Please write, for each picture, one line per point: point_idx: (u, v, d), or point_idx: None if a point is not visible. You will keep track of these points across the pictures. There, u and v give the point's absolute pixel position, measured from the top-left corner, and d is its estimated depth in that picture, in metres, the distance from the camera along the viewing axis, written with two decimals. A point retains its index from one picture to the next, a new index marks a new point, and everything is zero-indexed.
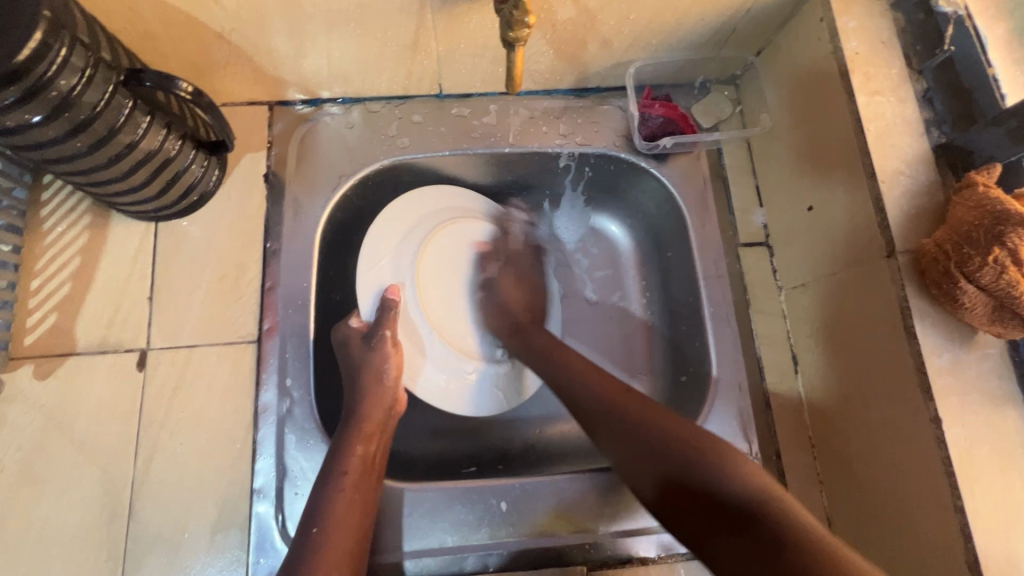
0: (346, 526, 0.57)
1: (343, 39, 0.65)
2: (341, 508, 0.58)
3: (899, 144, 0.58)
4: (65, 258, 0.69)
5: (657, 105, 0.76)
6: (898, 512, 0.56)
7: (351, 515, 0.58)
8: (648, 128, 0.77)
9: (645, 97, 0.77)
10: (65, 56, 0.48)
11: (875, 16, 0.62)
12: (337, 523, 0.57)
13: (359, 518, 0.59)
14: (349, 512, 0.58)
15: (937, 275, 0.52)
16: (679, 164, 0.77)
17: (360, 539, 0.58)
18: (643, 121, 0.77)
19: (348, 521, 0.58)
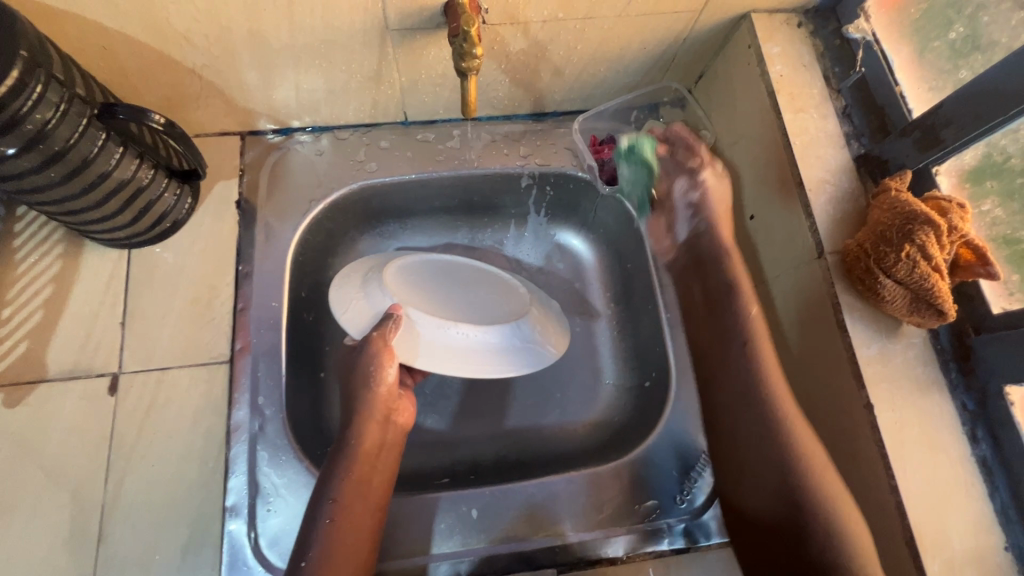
0: (345, 561, 0.57)
1: (310, 72, 0.69)
2: (336, 544, 0.57)
3: (823, 155, 0.64)
4: (37, 287, 0.70)
5: (607, 149, 0.81)
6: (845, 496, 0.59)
7: (350, 548, 0.58)
8: (607, 173, 0.82)
9: (593, 143, 0.82)
10: (41, 92, 0.51)
11: (796, 42, 0.69)
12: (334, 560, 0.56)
13: (358, 549, 0.58)
14: (349, 546, 0.58)
15: (861, 272, 0.57)
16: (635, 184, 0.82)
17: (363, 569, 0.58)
18: (600, 167, 0.82)
19: (345, 557, 0.57)
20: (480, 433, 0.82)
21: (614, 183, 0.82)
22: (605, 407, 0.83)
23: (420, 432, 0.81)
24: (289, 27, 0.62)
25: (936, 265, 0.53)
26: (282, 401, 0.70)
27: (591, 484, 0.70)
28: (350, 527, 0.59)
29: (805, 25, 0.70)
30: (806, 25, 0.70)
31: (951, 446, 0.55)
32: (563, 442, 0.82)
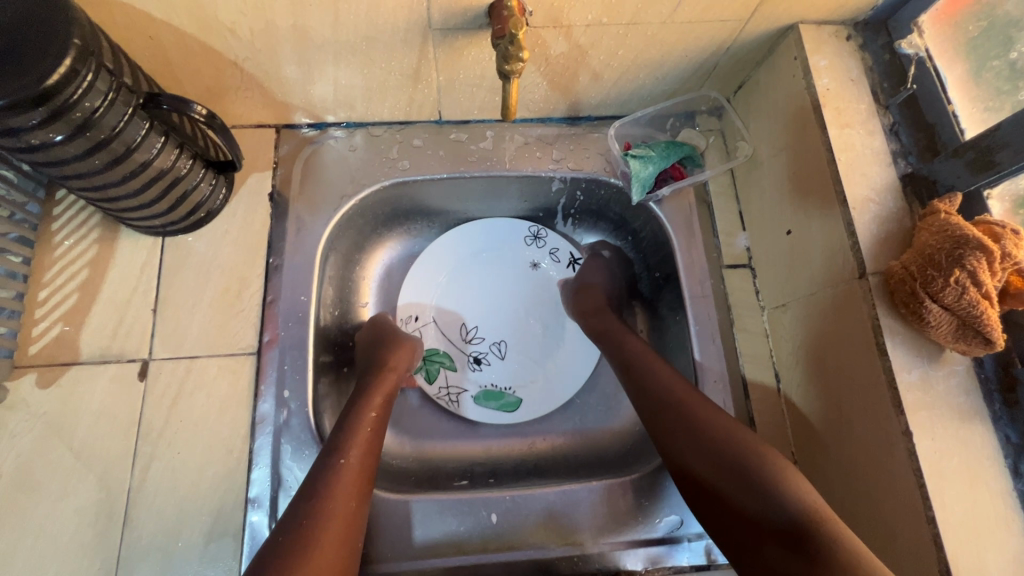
0: (346, 496, 0.57)
1: (349, 68, 0.69)
2: (342, 476, 0.58)
3: (868, 173, 0.62)
4: (73, 270, 0.71)
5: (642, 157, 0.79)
6: (876, 526, 0.57)
7: (352, 485, 0.58)
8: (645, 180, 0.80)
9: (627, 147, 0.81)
10: (91, 81, 0.51)
11: (844, 56, 0.67)
12: (334, 492, 0.57)
13: (358, 490, 0.58)
14: (351, 480, 0.58)
15: (904, 295, 0.55)
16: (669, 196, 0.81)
17: (359, 515, 0.58)
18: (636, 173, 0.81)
19: (346, 489, 0.57)
20: (499, 437, 0.82)
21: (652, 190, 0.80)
22: (626, 417, 0.83)
23: (439, 432, 0.81)
24: (333, 23, 0.61)
25: (985, 292, 0.52)
26: (307, 395, 0.70)
27: (610, 496, 0.70)
28: (354, 463, 0.60)
29: (855, 38, 0.68)
30: (855, 38, 0.68)
31: (993, 479, 0.54)
32: (581, 450, 0.81)
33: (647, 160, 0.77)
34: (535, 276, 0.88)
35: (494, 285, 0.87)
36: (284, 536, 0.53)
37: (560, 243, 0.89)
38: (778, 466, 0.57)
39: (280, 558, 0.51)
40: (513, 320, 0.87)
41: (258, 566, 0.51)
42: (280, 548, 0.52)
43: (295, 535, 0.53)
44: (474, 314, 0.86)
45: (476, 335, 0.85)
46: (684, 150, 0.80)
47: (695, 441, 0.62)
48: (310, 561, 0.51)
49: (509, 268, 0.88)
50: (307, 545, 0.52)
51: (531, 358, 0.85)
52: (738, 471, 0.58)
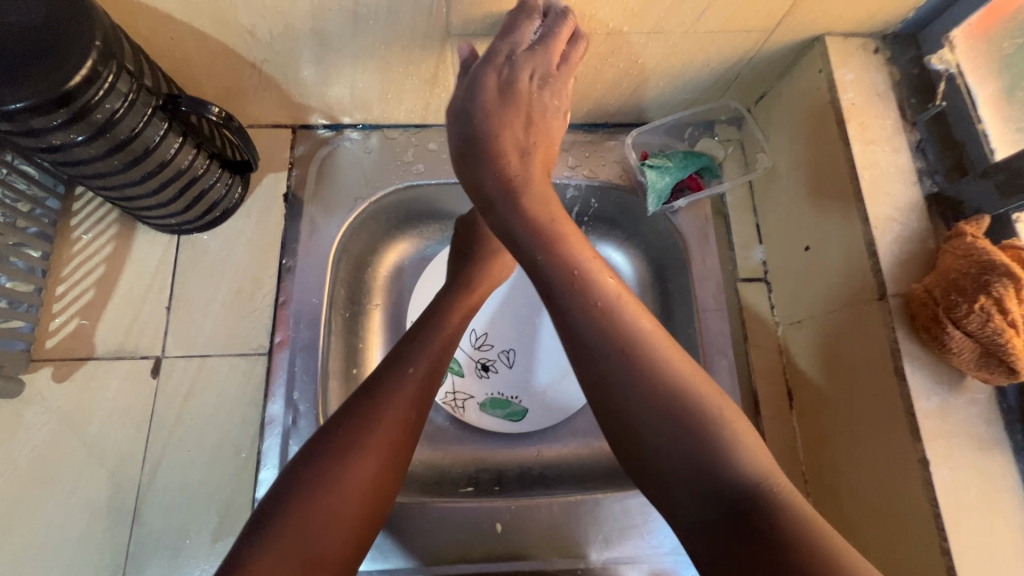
0: (403, 408, 0.56)
1: (366, 71, 0.69)
2: (404, 386, 0.57)
3: (892, 191, 0.61)
4: (90, 266, 0.72)
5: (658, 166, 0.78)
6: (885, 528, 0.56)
7: (411, 400, 0.57)
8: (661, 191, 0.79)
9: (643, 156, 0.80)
10: (112, 83, 0.52)
11: (871, 69, 0.65)
12: (390, 404, 0.56)
13: (416, 405, 0.58)
14: (411, 392, 0.58)
15: (926, 319, 0.54)
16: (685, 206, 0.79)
17: (413, 431, 0.57)
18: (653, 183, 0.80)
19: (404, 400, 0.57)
20: (505, 444, 0.81)
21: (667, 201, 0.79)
22: None
23: (446, 437, 0.81)
24: (352, 27, 0.61)
25: (1011, 320, 0.50)
26: (316, 397, 0.70)
27: (615, 510, 0.69)
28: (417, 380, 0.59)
29: (883, 52, 0.66)
30: (883, 51, 0.66)
31: (1011, 512, 0.52)
32: (587, 460, 0.81)
33: (663, 170, 0.77)
34: None
35: (508, 292, 0.87)
36: (340, 427, 0.53)
37: None
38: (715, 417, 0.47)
39: (326, 453, 0.52)
40: (524, 328, 0.86)
41: (307, 452, 0.52)
42: (326, 447, 0.52)
43: (348, 430, 0.53)
44: (486, 321, 0.86)
45: (485, 342, 0.85)
46: (702, 161, 0.79)
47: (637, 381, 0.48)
48: (355, 464, 0.52)
49: (521, 277, 0.87)
50: (353, 445, 0.52)
51: (541, 366, 0.84)
52: (686, 452, 0.46)
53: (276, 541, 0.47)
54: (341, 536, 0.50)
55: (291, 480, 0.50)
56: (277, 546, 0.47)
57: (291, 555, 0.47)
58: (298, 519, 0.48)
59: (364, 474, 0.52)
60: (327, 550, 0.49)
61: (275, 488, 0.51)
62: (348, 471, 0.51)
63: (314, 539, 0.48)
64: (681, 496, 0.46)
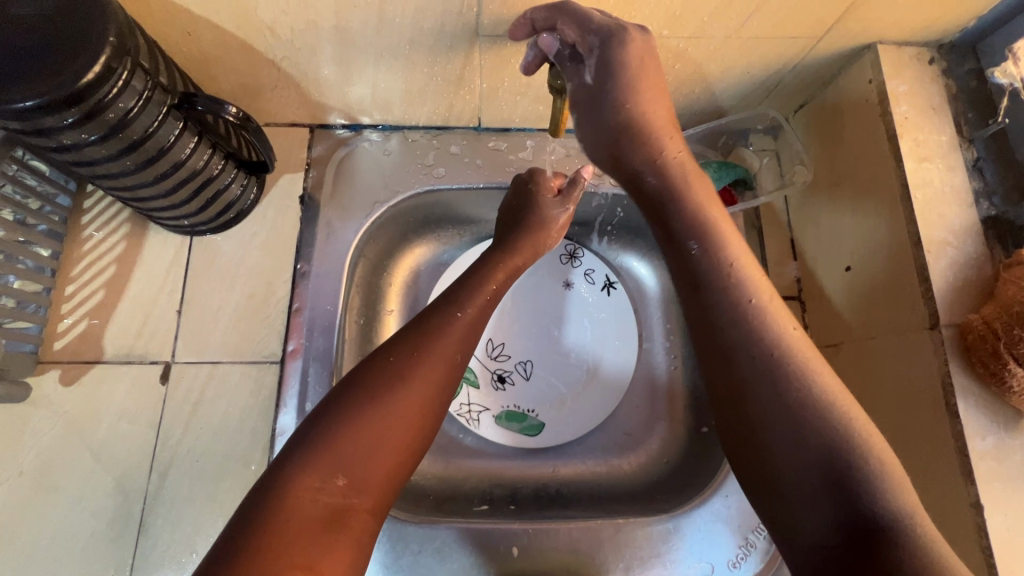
0: (452, 345, 0.53)
1: (389, 71, 0.66)
2: (454, 326, 0.54)
3: (947, 213, 0.57)
4: (101, 266, 0.70)
5: None
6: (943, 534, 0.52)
7: (460, 339, 0.54)
8: None
9: None
10: (127, 80, 0.49)
11: (925, 80, 0.61)
12: (444, 338, 0.53)
13: (463, 346, 0.55)
14: (461, 331, 0.55)
15: (984, 354, 0.50)
16: None
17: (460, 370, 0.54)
18: None
19: (453, 338, 0.54)
20: (522, 460, 0.79)
21: None
22: (654, 447, 0.79)
23: (460, 452, 0.78)
24: (377, 25, 0.58)
25: None
26: None
27: (638, 537, 0.66)
28: (467, 323, 0.56)
29: (938, 62, 0.62)
30: (938, 62, 0.63)
31: None
32: (606, 479, 0.78)
33: None
34: (568, 295, 0.83)
35: (525, 301, 0.83)
36: (390, 357, 0.50)
37: (597, 265, 0.84)
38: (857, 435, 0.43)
39: (376, 378, 0.48)
40: (541, 339, 0.82)
41: (356, 375, 0.49)
42: (381, 371, 0.49)
43: (399, 358, 0.50)
44: (503, 331, 0.82)
45: (501, 352, 0.82)
46: (737, 172, 0.75)
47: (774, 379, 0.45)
48: (403, 391, 0.48)
49: (540, 286, 0.84)
50: (402, 377, 0.49)
51: (559, 380, 0.81)
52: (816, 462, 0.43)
53: (321, 462, 0.43)
54: (385, 468, 0.46)
55: (338, 403, 0.47)
56: (323, 466, 0.43)
57: (338, 478, 0.43)
58: (345, 442, 0.44)
59: (413, 404, 0.48)
60: (372, 478, 0.45)
61: (322, 407, 0.47)
62: (398, 399, 0.48)
63: (361, 463, 0.44)
64: (804, 510, 0.43)
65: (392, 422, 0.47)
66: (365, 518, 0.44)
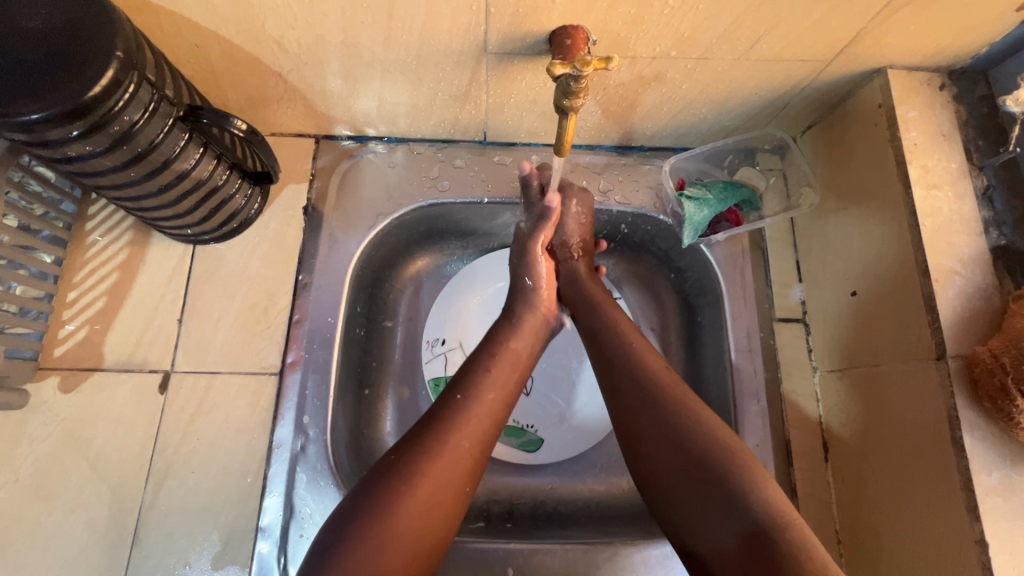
0: (463, 438, 0.54)
1: (396, 85, 0.66)
2: (463, 416, 0.55)
3: (955, 242, 0.56)
4: (103, 273, 0.70)
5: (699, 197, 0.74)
6: None
7: (472, 434, 0.55)
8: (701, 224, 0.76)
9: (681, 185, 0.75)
10: (133, 93, 0.49)
11: (935, 107, 0.61)
12: (452, 431, 0.54)
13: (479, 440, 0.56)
14: (475, 421, 0.56)
15: (991, 388, 0.49)
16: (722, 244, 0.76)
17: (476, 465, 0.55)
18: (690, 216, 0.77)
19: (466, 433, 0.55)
20: (519, 476, 0.78)
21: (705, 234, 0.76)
22: None
23: None
24: (385, 41, 0.58)
25: None
26: (327, 422, 0.68)
27: (635, 561, 0.65)
28: (481, 412, 0.56)
29: (949, 88, 0.62)
30: (949, 87, 0.62)
31: None
32: (604, 499, 0.77)
33: (702, 202, 0.73)
34: None
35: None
36: (395, 459, 0.52)
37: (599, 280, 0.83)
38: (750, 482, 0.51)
39: (384, 481, 0.51)
40: (542, 353, 0.82)
41: (368, 477, 0.52)
42: (384, 473, 0.51)
43: (405, 459, 0.52)
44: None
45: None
46: (742, 193, 0.75)
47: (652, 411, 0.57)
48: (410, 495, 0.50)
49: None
50: (406, 481, 0.51)
51: (560, 394, 0.80)
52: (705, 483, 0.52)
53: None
54: (395, 572, 0.48)
55: (351, 510, 0.49)
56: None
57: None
58: (352, 553, 0.47)
59: (420, 505, 0.50)
60: None
61: (338, 512, 0.50)
62: (403, 502, 0.50)
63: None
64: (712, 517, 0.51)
65: (399, 527, 0.49)
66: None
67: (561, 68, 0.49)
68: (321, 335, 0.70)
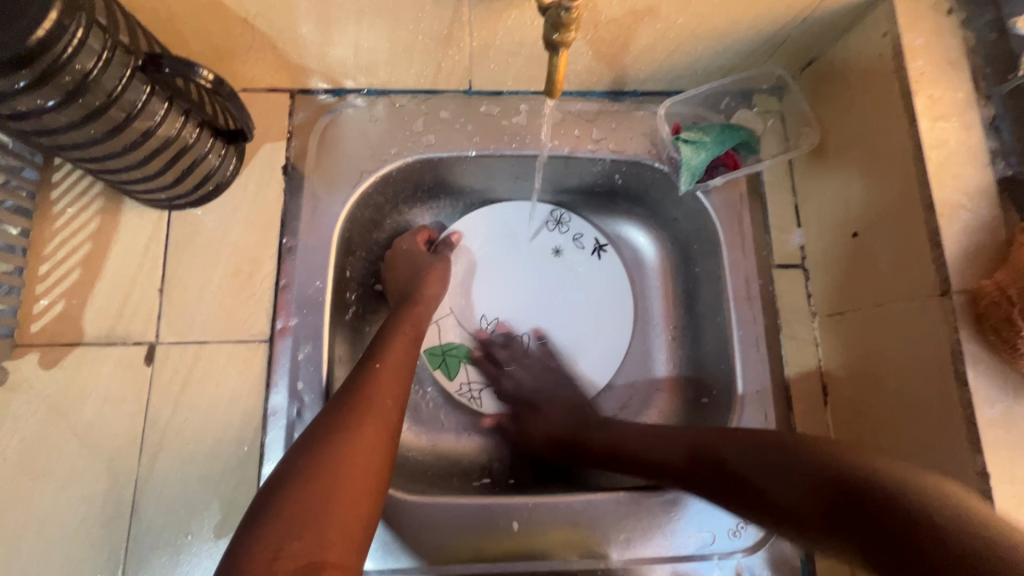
0: (383, 394, 0.56)
1: (372, 28, 0.61)
2: (380, 377, 0.58)
3: (961, 174, 0.54)
4: (75, 243, 0.66)
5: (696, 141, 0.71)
6: None
7: (387, 387, 0.58)
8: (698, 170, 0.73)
9: (676, 130, 0.72)
10: (82, 38, 0.45)
11: (943, 33, 0.58)
12: (376, 391, 0.56)
13: (396, 390, 0.58)
14: (391, 382, 0.58)
15: (997, 321, 0.49)
16: (719, 192, 0.74)
17: (397, 420, 0.56)
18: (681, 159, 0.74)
19: (381, 392, 0.57)
20: None
21: (702, 180, 0.73)
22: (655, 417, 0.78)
23: (457, 427, 0.77)
24: None
25: None
26: (322, 387, 0.66)
27: (637, 510, 0.66)
28: (394, 373, 0.60)
29: (957, 13, 0.59)
30: (957, 12, 0.59)
31: None
32: None
33: (699, 145, 0.70)
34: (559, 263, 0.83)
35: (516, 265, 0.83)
36: (324, 419, 0.53)
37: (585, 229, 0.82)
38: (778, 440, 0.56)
39: (320, 441, 0.51)
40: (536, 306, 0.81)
41: (303, 442, 0.51)
42: (321, 432, 0.52)
43: (335, 420, 0.53)
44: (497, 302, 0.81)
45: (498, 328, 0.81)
46: (740, 136, 0.72)
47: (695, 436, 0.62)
48: (351, 441, 0.51)
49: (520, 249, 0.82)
50: (343, 430, 0.52)
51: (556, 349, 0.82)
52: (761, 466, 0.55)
53: (274, 531, 0.44)
54: (347, 518, 0.47)
55: (278, 483, 0.48)
56: (278, 531, 0.44)
57: (299, 537, 0.44)
58: (292, 506, 0.46)
59: (359, 449, 0.51)
60: (330, 533, 0.46)
61: (274, 479, 0.49)
62: (346, 448, 0.50)
63: (313, 527, 0.45)
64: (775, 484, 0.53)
65: (342, 469, 0.49)
66: (342, 570, 0.45)
67: None
68: (311, 301, 0.68)
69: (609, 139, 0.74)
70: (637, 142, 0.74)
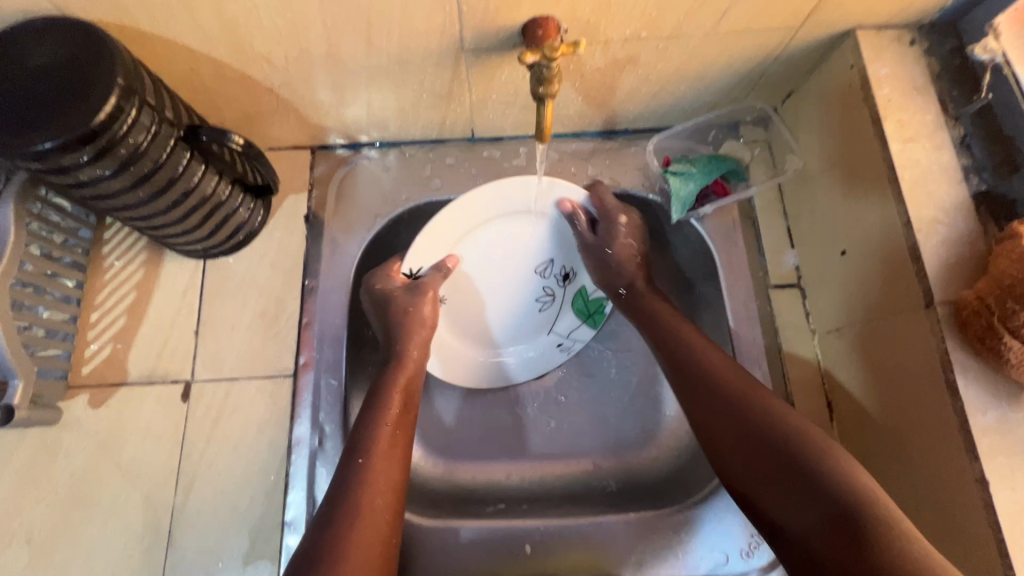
0: (372, 495, 0.56)
1: (381, 90, 0.69)
2: (367, 474, 0.56)
3: (936, 191, 0.57)
4: (122, 293, 0.74)
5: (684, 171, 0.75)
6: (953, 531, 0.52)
7: (379, 482, 0.57)
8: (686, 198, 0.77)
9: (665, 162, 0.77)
10: (135, 116, 0.52)
11: (906, 62, 0.62)
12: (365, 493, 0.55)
13: (386, 485, 0.57)
14: (380, 481, 0.57)
15: (979, 329, 0.51)
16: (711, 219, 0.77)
17: (392, 514, 0.56)
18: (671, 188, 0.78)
19: (372, 491, 0.56)
20: (535, 460, 0.79)
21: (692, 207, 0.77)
22: (666, 437, 0.79)
23: (472, 454, 0.79)
24: (366, 48, 0.61)
25: None
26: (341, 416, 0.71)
27: (648, 530, 0.67)
28: (385, 468, 0.58)
29: (920, 42, 0.63)
30: (920, 42, 0.63)
31: None
32: (622, 475, 0.78)
33: (687, 176, 0.74)
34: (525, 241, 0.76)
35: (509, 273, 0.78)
36: (312, 543, 0.52)
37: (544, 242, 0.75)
38: (821, 443, 0.54)
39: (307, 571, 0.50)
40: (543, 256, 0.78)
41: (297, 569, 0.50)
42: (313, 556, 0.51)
43: (326, 545, 0.51)
44: (526, 301, 0.79)
45: (544, 297, 0.79)
46: (727, 164, 0.76)
47: (737, 427, 0.58)
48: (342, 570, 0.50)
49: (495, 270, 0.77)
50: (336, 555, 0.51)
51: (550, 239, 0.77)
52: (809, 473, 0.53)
53: None
54: None
55: None
56: None
57: None
58: None
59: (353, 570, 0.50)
60: None
61: None
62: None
63: None
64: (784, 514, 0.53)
65: None
66: None
67: (530, 56, 0.52)
68: (333, 336, 0.74)
69: (603, 176, 0.79)
70: (631, 175, 0.79)
